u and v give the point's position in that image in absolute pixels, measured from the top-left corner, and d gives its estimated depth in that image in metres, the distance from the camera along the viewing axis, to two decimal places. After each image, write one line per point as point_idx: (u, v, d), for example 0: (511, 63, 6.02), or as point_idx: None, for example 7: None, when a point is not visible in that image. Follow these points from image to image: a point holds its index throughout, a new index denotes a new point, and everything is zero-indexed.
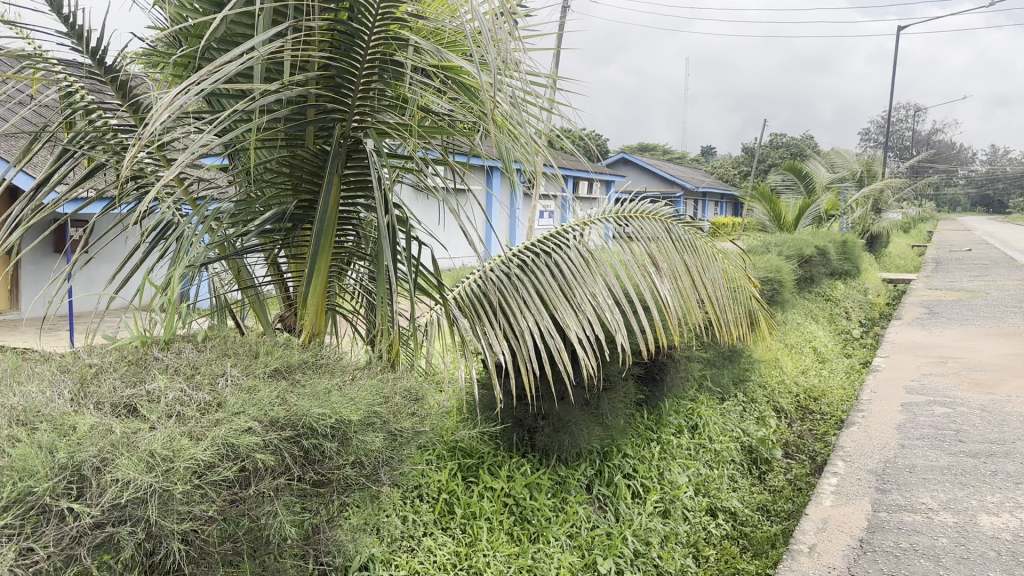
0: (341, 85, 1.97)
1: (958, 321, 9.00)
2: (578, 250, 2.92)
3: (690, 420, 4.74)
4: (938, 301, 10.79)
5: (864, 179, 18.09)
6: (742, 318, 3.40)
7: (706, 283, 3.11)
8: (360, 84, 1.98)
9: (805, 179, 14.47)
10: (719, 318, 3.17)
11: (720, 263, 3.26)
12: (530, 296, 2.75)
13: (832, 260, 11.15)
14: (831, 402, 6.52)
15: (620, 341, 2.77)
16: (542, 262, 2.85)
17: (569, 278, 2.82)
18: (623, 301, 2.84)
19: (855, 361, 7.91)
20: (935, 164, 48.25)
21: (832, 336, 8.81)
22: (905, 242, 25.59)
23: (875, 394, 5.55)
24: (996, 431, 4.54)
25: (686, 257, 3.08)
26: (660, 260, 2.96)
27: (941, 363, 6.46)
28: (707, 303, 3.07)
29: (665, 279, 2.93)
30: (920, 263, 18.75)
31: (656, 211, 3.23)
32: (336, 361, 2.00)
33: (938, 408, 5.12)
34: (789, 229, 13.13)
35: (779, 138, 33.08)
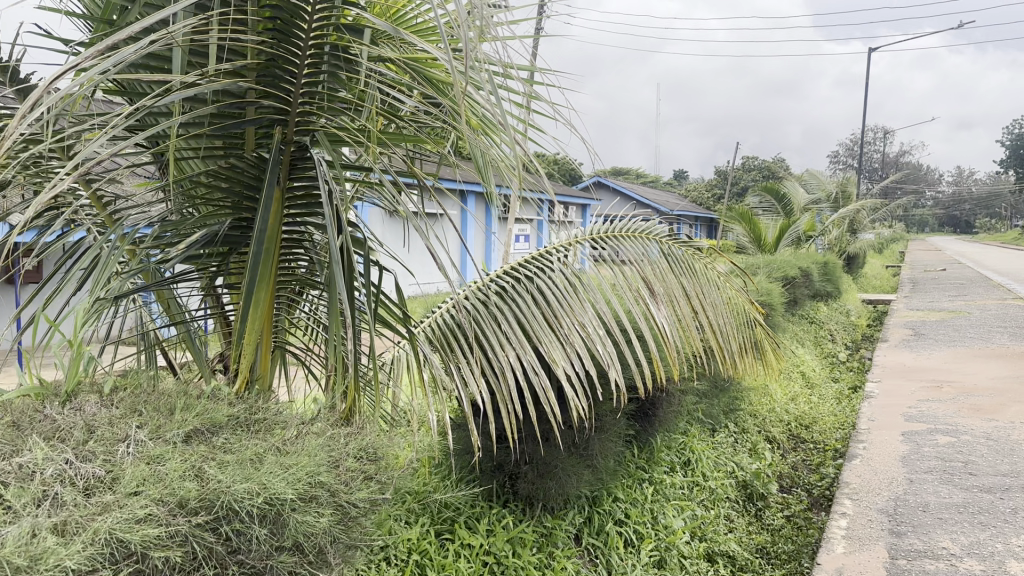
0: (280, 77, 1.64)
1: (945, 342, 8.79)
2: (564, 274, 2.59)
3: (682, 455, 4.40)
4: (922, 322, 10.60)
5: (839, 200, 18.02)
6: (745, 348, 3.08)
7: (708, 310, 2.78)
8: (304, 74, 1.64)
9: (782, 201, 14.33)
10: (724, 349, 2.85)
11: (723, 287, 2.94)
12: (511, 327, 2.42)
13: (814, 282, 10.94)
14: (823, 429, 6.22)
15: (613, 377, 2.43)
16: (523, 288, 2.52)
17: (554, 307, 2.49)
18: (616, 331, 2.50)
19: (844, 386, 7.64)
20: (904, 185, 48.86)
21: (818, 359, 8.55)
22: (879, 263, 25.65)
23: (873, 422, 5.26)
24: (1007, 461, 4.25)
25: (685, 280, 2.76)
26: (656, 285, 2.63)
27: (936, 388, 6.20)
28: (710, 332, 2.74)
29: (662, 305, 2.60)
30: (896, 284, 18.69)
31: (649, 229, 2.90)
32: (278, 413, 1.63)
33: (941, 437, 4.83)
34: (768, 251, 12.95)
35: (751, 161, 33.21)
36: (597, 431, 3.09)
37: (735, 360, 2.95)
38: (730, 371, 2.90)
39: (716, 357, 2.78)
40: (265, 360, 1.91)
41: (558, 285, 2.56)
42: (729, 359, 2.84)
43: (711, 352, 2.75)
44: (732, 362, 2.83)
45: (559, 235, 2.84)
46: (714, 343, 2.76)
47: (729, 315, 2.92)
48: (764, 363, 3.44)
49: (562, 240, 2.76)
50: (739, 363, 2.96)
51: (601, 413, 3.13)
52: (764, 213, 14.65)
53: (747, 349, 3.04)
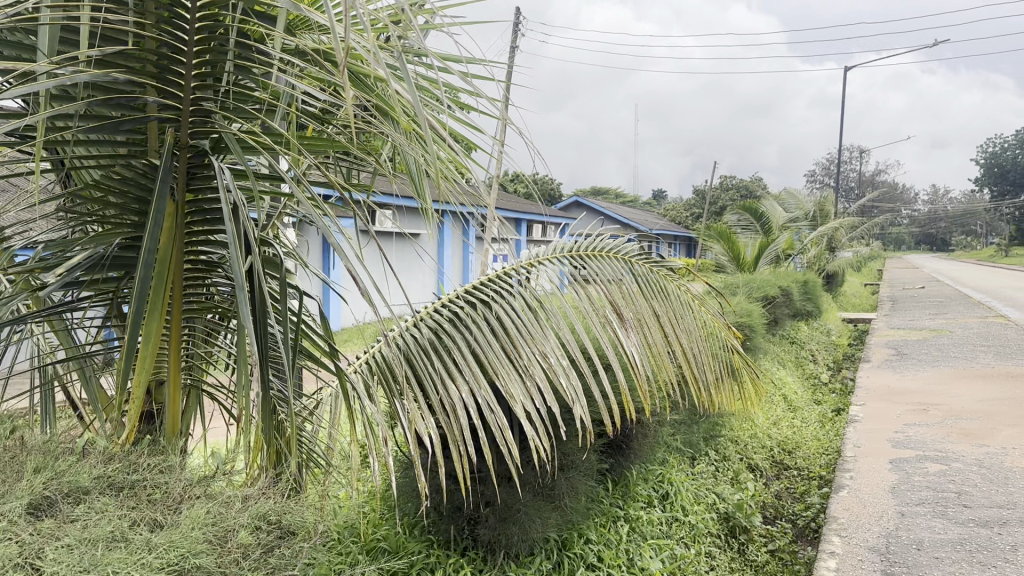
0: (165, 71, 1.38)
1: (928, 362, 8.61)
2: (524, 298, 2.33)
3: (660, 488, 4.14)
4: (904, 341, 10.45)
5: (817, 218, 17.93)
6: (726, 375, 2.81)
7: (684, 336, 2.50)
8: (191, 66, 1.39)
9: (761, 220, 14.21)
10: (703, 380, 2.56)
11: (699, 312, 2.67)
12: (465, 358, 2.16)
13: (795, 302, 10.76)
14: (806, 455, 5.98)
15: (579, 414, 2.17)
16: (477, 315, 2.27)
17: (514, 334, 2.23)
18: (582, 361, 2.23)
19: (827, 408, 7.43)
20: (880, 204, 49.22)
21: (800, 381, 8.35)
22: (858, 282, 25.66)
23: (858, 448, 5.03)
24: (1003, 492, 4.02)
25: (659, 303, 2.49)
26: (627, 308, 2.37)
27: (923, 411, 5.99)
28: (687, 361, 2.46)
29: (633, 332, 2.33)
30: (875, 302, 18.63)
31: (619, 247, 2.64)
32: (168, 469, 1.36)
33: (931, 464, 4.61)
34: (747, 270, 12.78)
35: (729, 181, 33.27)
36: (564, 469, 2.83)
37: (716, 392, 2.66)
38: (710, 404, 2.62)
39: (694, 389, 2.50)
40: (176, 408, 1.68)
41: (519, 310, 2.30)
42: (708, 392, 2.56)
43: (689, 384, 2.47)
44: (713, 395, 2.56)
45: (519, 255, 2.58)
46: (692, 374, 2.48)
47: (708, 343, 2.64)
48: (747, 393, 3.17)
49: (524, 261, 2.51)
50: (720, 395, 2.68)
51: (567, 447, 2.89)
52: (742, 232, 14.50)
53: (730, 379, 2.76)
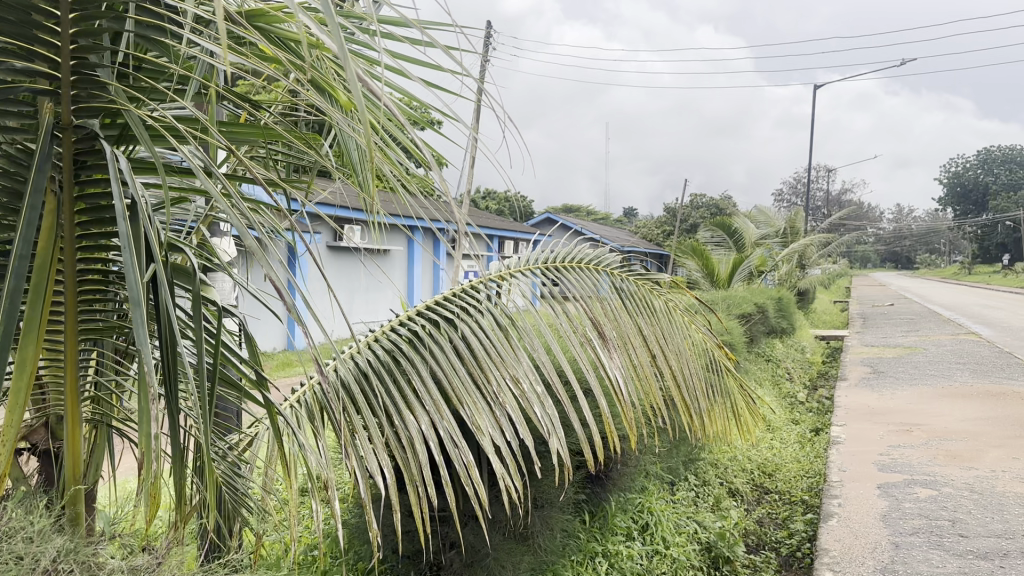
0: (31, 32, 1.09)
1: (906, 380, 8.46)
2: (493, 316, 2.06)
3: (639, 518, 3.87)
4: (879, 359, 10.32)
5: (788, 235, 17.86)
6: (719, 400, 2.51)
7: (675, 358, 2.21)
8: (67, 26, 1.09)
9: (734, 236, 14.07)
10: (697, 408, 2.26)
11: (688, 329, 2.39)
12: (426, 386, 1.89)
13: (770, 319, 10.61)
14: (787, 477, 5.76)
15: (556, 445, 1.88)
16: (440, 335, 1.99)
17: (481, 356, 1.95)
18: (559, 386, 1.95)
19: (806, 428, 7.23)
20: (847, 222, 49.70)
21: (778, 401, 8.16)
22: (828, 299, 25.74)
23: (844, 473, 4.80)
24: (999, 521, 3.80)
25: (646, 320, 2.20)
26: (609, 326, 2.09)
27: (906, 432, 5.80)
28: (679, 388, 2.17)
29: (617, 354, 2.05)
30: (846, 319, 18.62)
31: (600, 258, 2.35)
32: (39, 535, 1.09)
33: (921, 489, 4.39)
34: (721, 286, 12.62)
35: (699, 198, 33.35)
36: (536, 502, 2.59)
37: (711, 422, 2.36)
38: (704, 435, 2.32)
39: (688, 419, 2.21)
40: (76, 451, 1.35)
41: (487, 330, 2.02)
42: (701, 421, 2.26)
43: (680, 413, 2.18)
44: (707, 427, 2.26)
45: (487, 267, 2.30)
46: (683, 401, 2.19)
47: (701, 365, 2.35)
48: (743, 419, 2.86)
49: (495, 275, 2.23)
50: (716, 425, 2.38)
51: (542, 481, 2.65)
52: (715, 248, 14.36)
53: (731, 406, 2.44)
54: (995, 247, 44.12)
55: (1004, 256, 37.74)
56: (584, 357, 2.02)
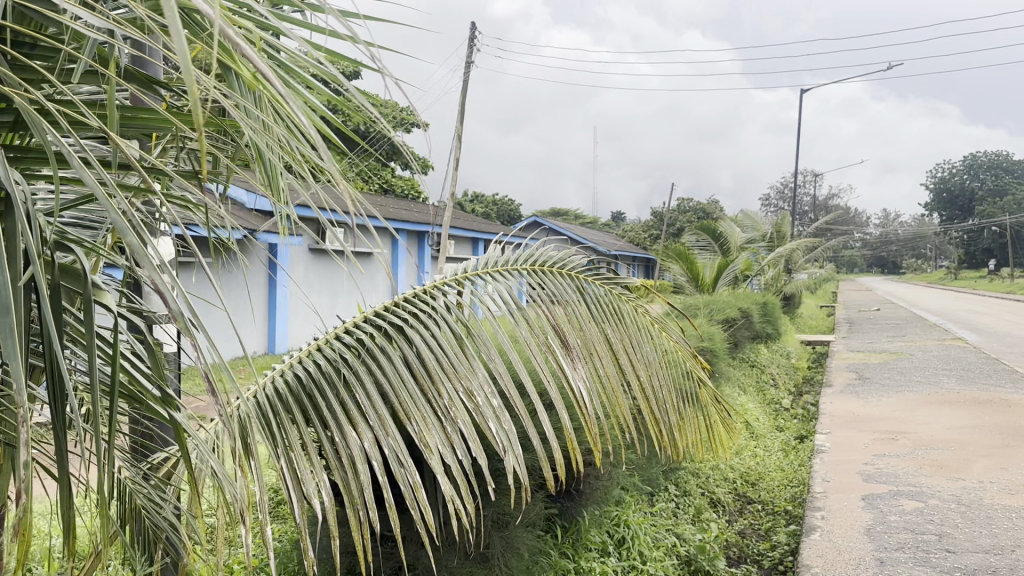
0: None
1: (892, 386, 8.35)
2: (448, 324, 1.89)
3: (615, 532, 3.72)
4: (865, 365, 10.22)
5: (774, 239, 17.78)
6: (689, 415, 2.27)
7: (645, 369, 2.05)
8: None
9: (720, 240, 13.97)
10: (668, 423, 2.11)
11: (659, 338, 2.20)
12: (371, 400, 1.72)
13: (755, 324, 10.50)
14: (770, 486, 5.63)
15: (513, 466, 1.72)
16: (389, 345, 1.82)
17: (433, 366, 1.78)
18: (517, 401, 1.78)
19: (790, 435, 7.10)
20: (834, 227, 49.82)
21: (762, 407, 8.04)
22: (814, 304, 25.67)
23: (828, 483, 4.67)
24: (987, 536, 3.67)
25: (613, 328, 2.04)
26: (573, 335, 1.92)
27: (892, 441, 5.69)
28: (648, 401, 2.02)
29: (581, 364, 1.90)
30: (832, 324, 18.58)
31: (565, 261, 2.16)
32: None
33: (907, 501, 4.26)
34: (706, 290, 12.51)
35: (686, 202, 33.31)
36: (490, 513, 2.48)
37: (685, 437, 2.20)
38: (676, 451, 2.16)
39: (658, 435, 2.05)
40: None
41: (440, 337, 1.84)
42: (673, 437, 2.11)
43: (650, 429, 2.03)
44: (679, 443, 2.11)
45: (442, 270, 2.12)
46: (653, 416, 2.03)
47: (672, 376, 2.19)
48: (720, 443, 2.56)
49: (451, 278, 2.05)
50: (690, 441, 2.22)
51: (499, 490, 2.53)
52: (701, 252, 14.26)
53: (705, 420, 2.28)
54: (980, 253, 44.32)
55: (990, 262, 37.90)
56: (545, 368, 1.85)
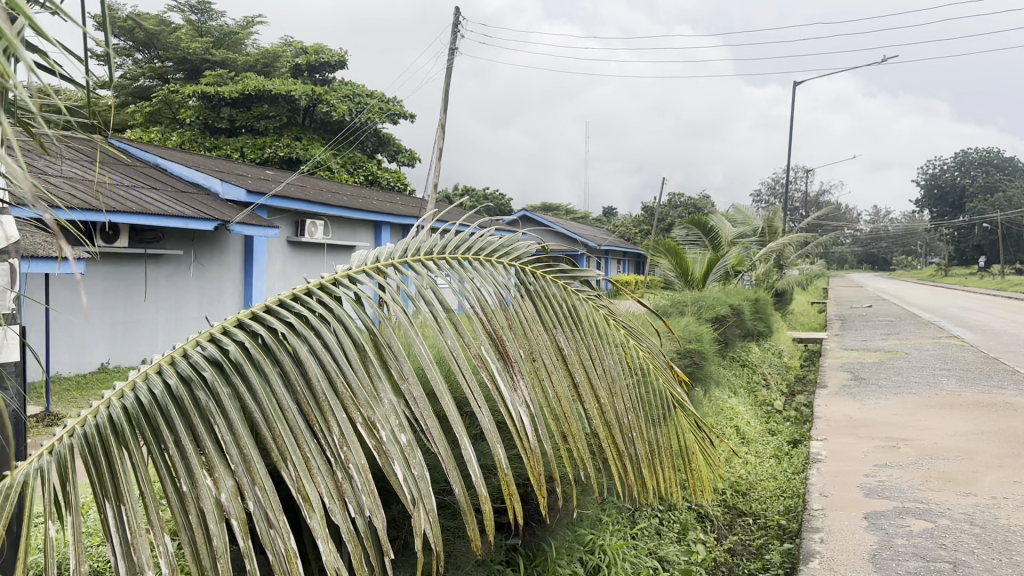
0: None
1: (889, 388, 7.93)
2: (353, 327, 1.42)
3: (589, 560, 3.27)
4: (860, 364, 9.82)
5: (765, 234, 17.34)
6: (666, 442, 1.77)
7: (607, 389, 1.59)
8: None
9: (710, 234, 13.53)
10: (637, 457, 1.64)
11: (625, 346, 1.74)
12: (237, 435, 1.28)
13: (745, 320, 10.08)
14: (762, 498, 5.22)
15: (423, 525, 1.29)
16: (268, 358, 1.34)
17: (321, 386, 1.32)
18: (434, 435, 1.34)
19: (782, 440, 6.69)
20: (826, 223, 49.45)
21: (753, 410, 7.64)
22: (806, 301, 25.28)
23: (825, 499, 4.26)
24: (1007, 566, 3.25)
25: (567, 335, 1.59)
26: (512, 348, 1.47)
27: (893, 449, 5.30)
28: (610, 430, 1.56)
29: (522, 384, 1.45)
30: (824, 321, 18.16)
31: (509, 247, 1.71)
32: None
33: (914, 521, 3.85)
34: (695, 286, 12.09)
35: (677, 197, 32.90)
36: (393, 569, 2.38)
37: (661, 473, 1.73)
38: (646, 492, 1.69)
39: (625, 475, 1.59)
40: None
41: (336, 344, 1.38)
42: (644, 477, 1.64)
43: (612, 468, 1.57)
44: (653, 484, 1.65)
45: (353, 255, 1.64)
46: (616, 451, 1.57)
47: (642, 396, 1.73)
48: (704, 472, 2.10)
49: (363, 261, 1.55)
50: (665, 478, 1.75)
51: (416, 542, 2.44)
52: (690, 247, 13.80)
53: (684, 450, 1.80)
54: (971, 250, 44.16)
55: (982, 260, 37.39)
56: (473, 391, 1.41)
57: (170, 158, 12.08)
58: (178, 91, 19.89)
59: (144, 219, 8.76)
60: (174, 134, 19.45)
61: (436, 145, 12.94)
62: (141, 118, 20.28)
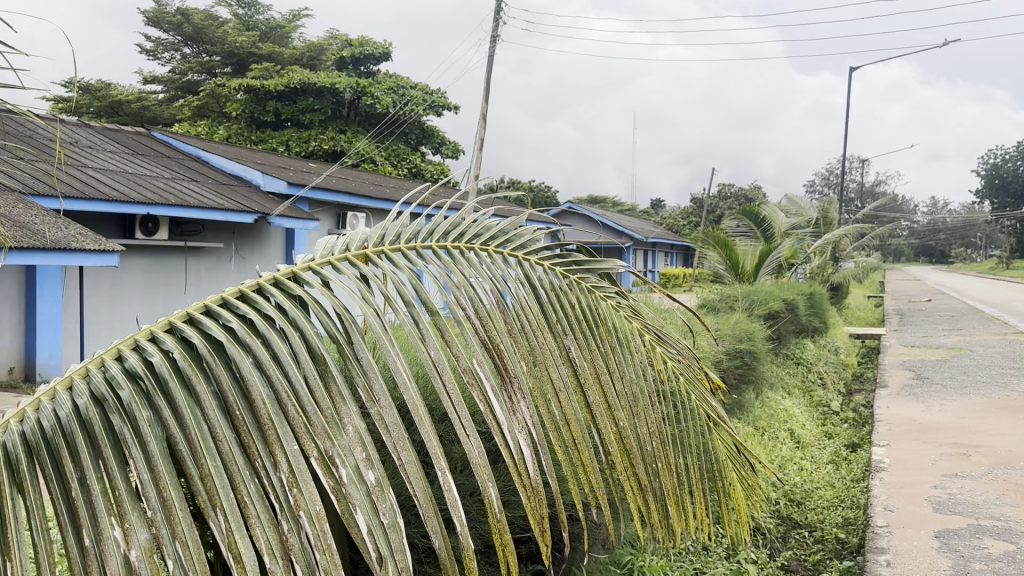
0: None
1: (954, 388, 7.44)
2: (311, 334, 1.13)
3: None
4: (922, 362, 9.30)
5: (820, 224, 16.73)
6: (700, 469, 1.46)
7: (628, 406, 1.30)
8: None
9: (762, 225, 13.05)
10: (663, 491, 1.34)
11: (652, 355, 1.43)
12: (157, 472, 0.99)
13: (799, 315, 9.64)
14: (818, 508, 4.85)
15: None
16: (200, 371, 1.06)
17: (266, 413, 1.04)
18: (408, 472, 1.05)
19: (840, 443, 6.29)
20: (884, 214, 48.04)
21: (808, 411, 7.23)
22: (862, 294, 24.48)
23: (889, 514, 3.88)
24: None
25: (579, 343, 1.29)
26: (509, 358, 1.17)
27: (963, 457, 4.88)
28: (630, 460, 1.27)
29: (523, 405, 1.16)
30: (881, 315, 17.50)
31: (515, 235, 1.41)
32: None
33: (992, 542, 3.45)
34: (746, 280, 11.63)
35: (728, 188, 32.23)
36: None
37: (691, 509, 1.42)
38: (671, 529, 1.39)
39: (647, 516, 1.30)
40: None
41: (288, 356, 1.10)
42: (670, 515, 1.34)
43: (633, 506, 1.28)
44: (680, 523, 1.35)
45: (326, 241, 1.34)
46: (637, 486, 1.28)
47: (670, 416, 1.41)
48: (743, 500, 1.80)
49: (329, 251, 1.26)
50: (696, 516, 1.43)
51: None
52: (741, 238, 13.31)
53: (720, 481, 1.49)
54: None
55: None
56: (460, 418, 1.13)
57: (213, 150, 12.03)
58: (224, 85, 20.03)
59: (182, 212, 8.62)
60: (222, 127, 19.60)
61: (478, 135, 12.67)
62: (189, 112, 20.47)
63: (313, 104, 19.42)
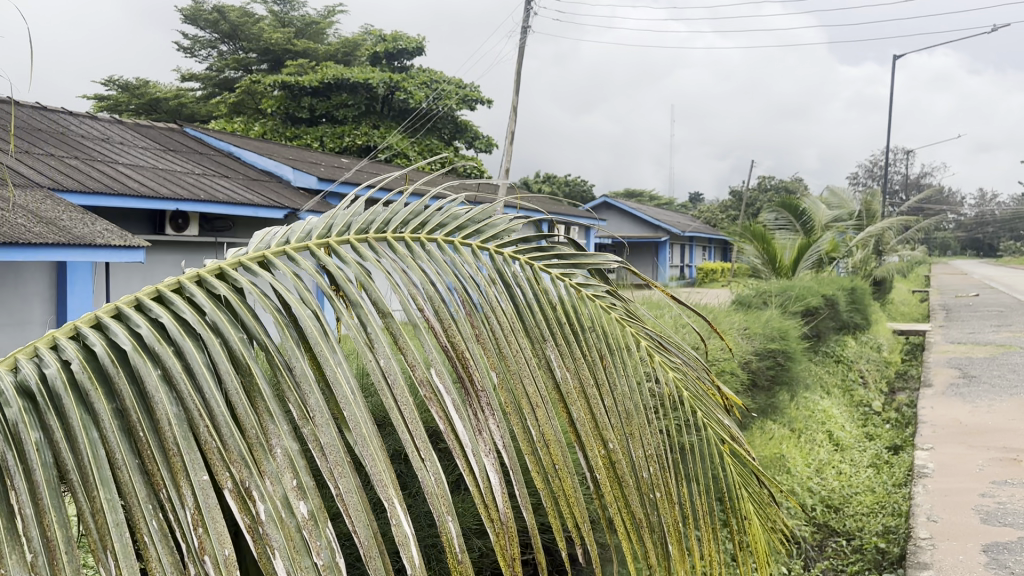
0: None
1: (1004, 388, 7.09)
2: (235, 342, 0.96)
3: None
4: (969, 359, 8.94)
5: (863, 217, 16.26)
6: (705, 502, 1.26)
7: (618, 423, 1.12)
8: None
9: (801, 218, 12.68)
10: (664, 525, 1.15)
11: (652, 364, 1.23)
12: (43, 506, 0.84)
13: (840, 311, 9.32)
14: (857, 515, 4.60)
15: None
16: (96, 382, 0.89)
17: (173, 436, 0.88)
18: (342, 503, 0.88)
19: (881, 445, 6.01)
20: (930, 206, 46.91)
21: (848, 412, 6.95)
22: (906, 288, 23.83)
23: (933, 525, 3.63)
24: None
25: (560, 351, 1.12)
26: (470, 365, 1.00)
27: (1014, 462, 4.59)
28: (622, 488, 1.09)
29: (489, 423, 0.99)
30: (925, 310, 16.99)
31: (488, 227, 1.23)
32: None
33: None
34: (784, 274, 11.31)
35: (767, 181, 31.68)
36: None
37: (699, 546, 1.22)
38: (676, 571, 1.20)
39: (644, 553, 1.11)
40: None
41: (206, 369, 0.93)
42: (672, 553, 1.16)
43: (628, 542, 1.09)
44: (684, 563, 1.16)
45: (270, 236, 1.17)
46: (631, 519, 1.10)
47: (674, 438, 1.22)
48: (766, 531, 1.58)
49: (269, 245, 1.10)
50: (706, 555, 1.24)
51: None
52: (781, 232, 12.95)
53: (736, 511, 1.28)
54: None
55: None
56: (413, 440, 0.96)
57: (243, 145, 12.02)
58: (259, 82, 20.14)
59: (211, 207, 8.56)
60: (258, 124, 19.72)
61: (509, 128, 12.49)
62: (226, 109, 20.62)
63: (346, 100, 19.41)
